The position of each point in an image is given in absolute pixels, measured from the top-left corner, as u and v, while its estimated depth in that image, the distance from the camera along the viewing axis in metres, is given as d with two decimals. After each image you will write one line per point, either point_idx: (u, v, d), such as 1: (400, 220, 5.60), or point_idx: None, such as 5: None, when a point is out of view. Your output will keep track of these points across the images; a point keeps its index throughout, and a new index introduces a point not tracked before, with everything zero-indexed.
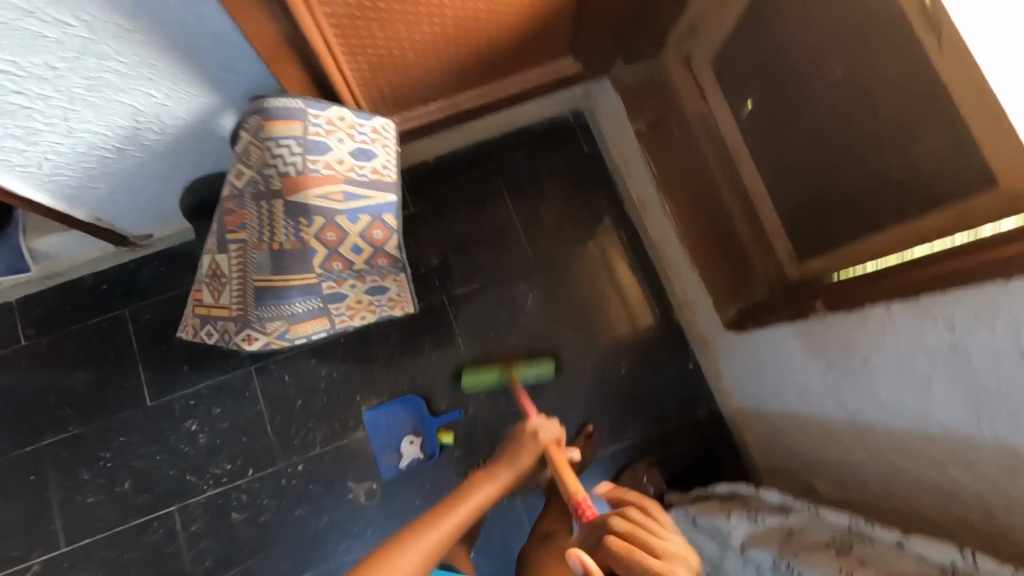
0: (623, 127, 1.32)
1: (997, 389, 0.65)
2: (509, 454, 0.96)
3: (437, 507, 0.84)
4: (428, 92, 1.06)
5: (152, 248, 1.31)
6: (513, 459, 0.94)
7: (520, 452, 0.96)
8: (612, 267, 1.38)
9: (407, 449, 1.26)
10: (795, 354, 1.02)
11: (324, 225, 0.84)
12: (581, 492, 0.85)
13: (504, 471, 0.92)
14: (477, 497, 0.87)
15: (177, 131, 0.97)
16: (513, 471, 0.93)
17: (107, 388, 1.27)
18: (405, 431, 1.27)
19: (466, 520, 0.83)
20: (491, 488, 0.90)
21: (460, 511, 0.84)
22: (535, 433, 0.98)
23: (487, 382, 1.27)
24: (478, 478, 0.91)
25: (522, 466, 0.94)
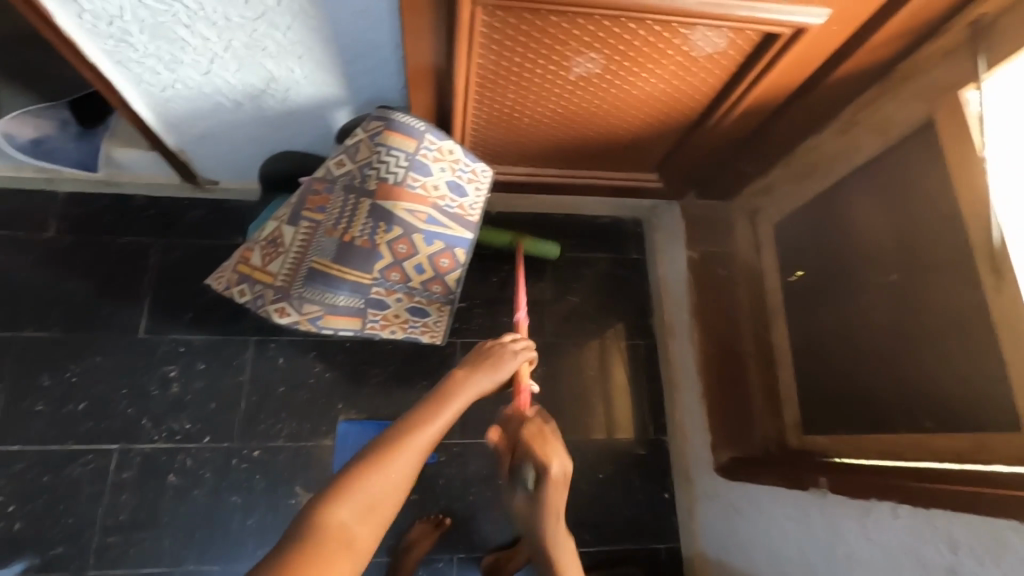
0: (675, 249, 1.39)
1: None
2: (481, 359, 0.81)
3: (405, 423, 0.65)
4: (524, 155, 1.14)
5: (210, 194, 1.35)
6: (493, 367, 0.80)
7: (490, 359, 0.82)
8: (623, 371, 1.40)
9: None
10: (778, 519, 0.97)
11: (399, 237, 0.88)
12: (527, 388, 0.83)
13: (478, 380, 0.77)
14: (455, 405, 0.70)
15: (295, 106, 1.03)
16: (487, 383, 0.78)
17: (107, 306, 1.26)
18: None
19: (444, 430, 0.67)
20: (466, 399, 0.73)
21: (433, 426, 0.66)
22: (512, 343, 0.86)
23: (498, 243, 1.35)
24: (450, 389, 0.73)
25: (503, 373, 0.81)
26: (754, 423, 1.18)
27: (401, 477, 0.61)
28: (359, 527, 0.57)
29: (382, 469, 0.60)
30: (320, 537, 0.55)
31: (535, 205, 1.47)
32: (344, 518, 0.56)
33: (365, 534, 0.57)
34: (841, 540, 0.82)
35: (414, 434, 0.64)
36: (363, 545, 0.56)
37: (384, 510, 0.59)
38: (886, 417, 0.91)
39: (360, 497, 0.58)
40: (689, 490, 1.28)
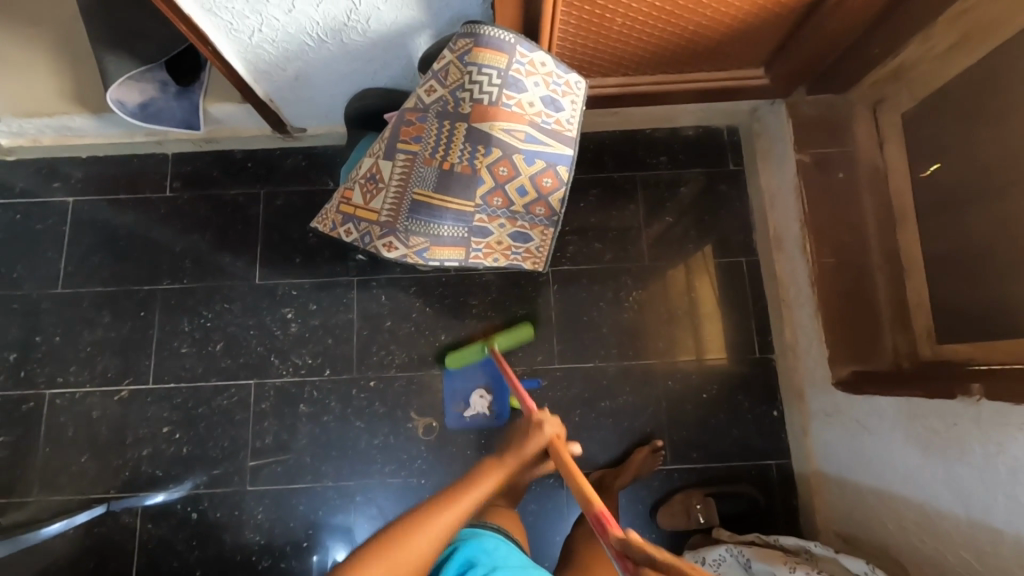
0: (780, 155, 1.26)
1: None
2: (510, 444, 0.81)
3: (424, 505, 0.72)
4: (615, 63, 1.06)
5: (300, 142, 1.39)
6: (516, 452, 0.80)
7: (522, 437, 0.82)
8: (722, 291, 1.35)
9: (475, 402, 1.28)
10: (914, 431, 0.92)
11: (499, 159, 0.86)
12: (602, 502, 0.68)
13: (511, 458, 0.79)
14: (479, 489, 0.75)
15: (377, 39, 1.00)
16: (516, 463, 0.79)
17: (225, 255, 1.36)
18: (477, 385, 1.30)
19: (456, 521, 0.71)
20: (490, 485, 0.76)
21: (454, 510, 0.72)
22: (538, 422, 0.83)
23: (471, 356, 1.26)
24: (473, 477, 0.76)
25: (528, 453, 0.80)
26: (879, 335, 1.10)
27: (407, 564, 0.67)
28: None
29: (401, 552, 0.67)
30: None
31: (621, 121, 1.39)
32: None
33: None
34: (1000, 448, 0.76)
35: (431, 519, 0.70)
36: None
37: None
38: None
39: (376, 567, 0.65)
40: (802, 410, 1.23)
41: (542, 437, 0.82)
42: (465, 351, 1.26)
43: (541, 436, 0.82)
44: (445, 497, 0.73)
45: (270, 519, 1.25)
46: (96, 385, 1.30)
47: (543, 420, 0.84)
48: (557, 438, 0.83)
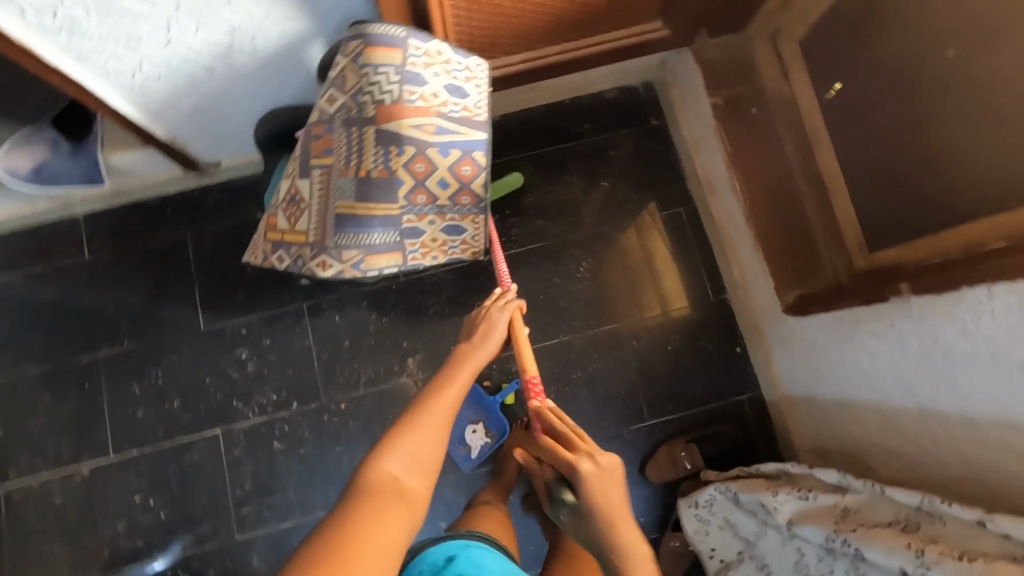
0: (698, 102, 1.29)
1: None
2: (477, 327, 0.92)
3: (421, 398, 0.76)
4: (515, 40, 1.05)
5: (217, 177, 1.33)
6: (485, 335, 0.91)
7: (486, 322, 0.93)
8: (667, 243, 1.37)
9: (473, 435, 1.26)
10: (860, 340, 0.96)
11: (414, 156, 0.83)
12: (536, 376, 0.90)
13: (483, 340, 0.90)
14: (466, 370, 0.82)
15: (267, 57, 0.97)
16: (491, 345, 0.90)
17: (163, 308, 1.30)
18: (466, 421, 1.27)
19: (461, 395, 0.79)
20: (477, 360, 0.86)
21: (451, 390, 0.78)
22: (499, 305, 0.95)
23: None
24: (459, 360, 0.85)
25: (498, 334, 0.92)
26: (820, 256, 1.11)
27: (433, 433, 0.72)
28: (405, 476, 0.66)
29: (422, 428, 0.71)
30: (372, 486, 0.63)
31: (538, 97, 1.39)
32: (393, 471, 0.66)
33: (417, 478, 0.66)
34: (934, 338, 0.80)
35: (439, 399, 0.76)
36: (412, 493, 0.65)
37: (426, 459, 0.69)
38: (966, 210, 0.83)
39: (406, 447, 0.68)
40: (763, 342, 1.27)
41: (507, 318, 0.94)
42: None
43: (501, 316, 0.93)
44: (438, 387, 0.78)
45: (267, 562, 1.22)
46: (52, 469, 1.23)
47: (500, 302, 0.96)
48: (518, 313, 0.95)
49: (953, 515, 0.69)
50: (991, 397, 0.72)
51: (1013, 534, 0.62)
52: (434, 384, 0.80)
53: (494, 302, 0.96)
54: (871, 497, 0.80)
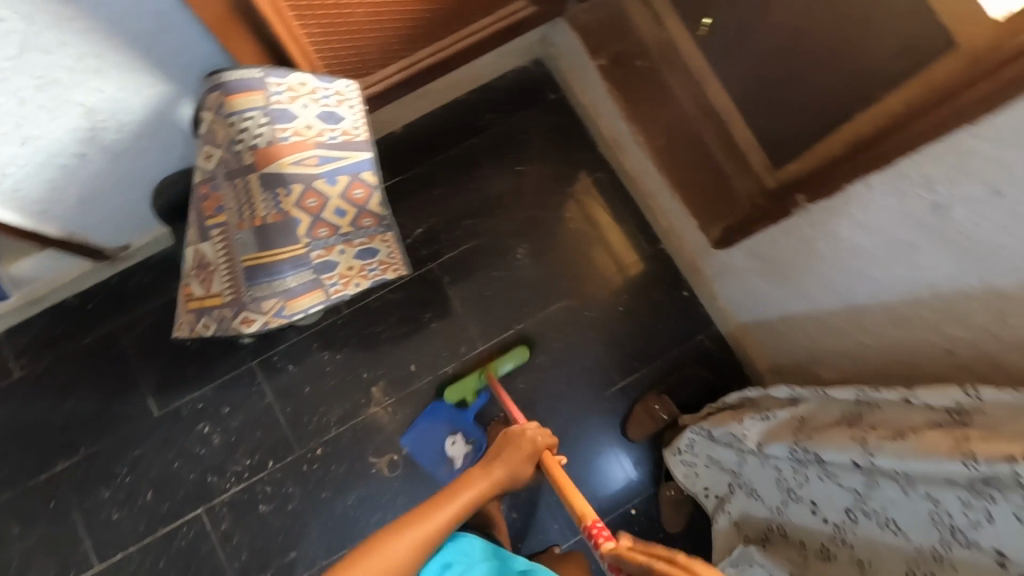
0: (586, 66, 1.31)
1: (972, 237, 0.63)
2: (501, 454, 0.88)
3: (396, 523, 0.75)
4: (387, 51, 1.04)
5: (132, 260, 1.30)
6: (505, 461, 0.86)
7: (508, 449, 0.88)
8: (595, 210, 1.39)
9: (454, 450, 1.25)
10: (776, 258, 0.99)
11: (303, 192, 0.82)
12: (589, 514, 0.81)
13: (496, 470, 0.85)
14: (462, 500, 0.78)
15: (136, 129, 0.94)
16: (510, 472, 0.85)
17: (112, 405, 1.26)
18: (444, 437, 1.26)
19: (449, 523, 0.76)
20: (486, 487, 0.82)
21: (431, 522, 0.75)
22: (529, 434, 0.91)
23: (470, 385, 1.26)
24: (462, 487, 0.81)
25: (518, 464, 0.87)
26: (733, 185, 1.13)
27: (391, 564, 0.71)
28: None
29: (384, 553, 0.71)
30: None
31: (433, 100, 1.39)
32: None
33: None
34: (838, 238, 0.83)
35: (421, 524, 0.74)
36: None
37: None
38: (839, 113, 0.88)
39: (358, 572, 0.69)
40: (704, 280, 1.30)
41: (531, 449, 0.89)
42: (462, 383, 1.25)
43: (528, 446, 0.89)
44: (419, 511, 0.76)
45: None
46: None
47: (528, 433, 0.92)
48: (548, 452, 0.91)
49: (883, 400, 0.71)
50: (897, 280, 0.76)
51: (931, 402, 0.65)
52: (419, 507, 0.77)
53: (521, 432, 0.91)
54: (820, 400, 0.83)
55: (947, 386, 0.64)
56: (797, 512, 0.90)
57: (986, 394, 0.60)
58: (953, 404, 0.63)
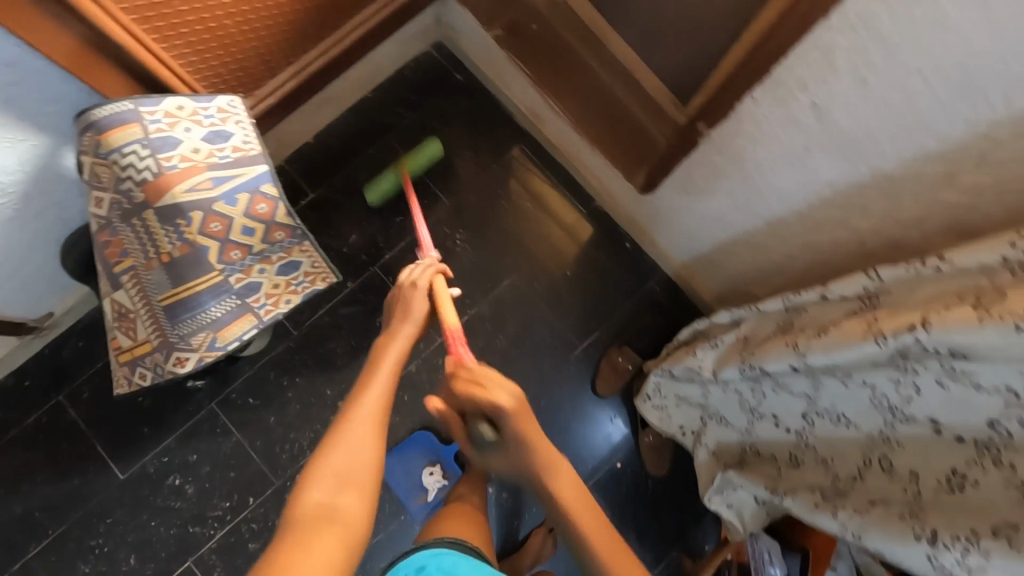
0: (485, 39, 1.29)
1: (855, 128, 0.67)
2: (398, 309, 0.87)
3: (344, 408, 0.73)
4: (271, 59, 1.00)
5: (61, 327, 1.24)
6: (407, 312, 0.85)
7: (403, 302, 0.87)
8: (525, 181, 1.39)
9: (430, 481, 1.22)
10: (694, 191, 1.01)
11: (205, 218, 0.77)
12: (453, 326, 0.81)
13: (404, 322, 0.85)
14: (391, 359, 0.80)
15: (21, 190, 0.89)
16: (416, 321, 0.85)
17: (73, 478, 1.21)
18: (422, 466, 1.23)
19: (389, 388, 0.77)
20: (402, 344, 0.83)
21: (377, 386, 0.76)
22: (411, 282, 0.88)
23: (388, 185, 1.29)
24: (381, 351, 0.81)
25: (417, 305, 0.85)
26: (644, 127, 1.11)
27: (357, 441, 0.69)
28: (335, 499, 0.64)
29: (345, 436, 0.69)
30: (299, 521, 0.61)
31: (340, 103, 1.36)
32: (320, 499, 0.63)
33: (350, 496, 0.65)
34: (742, 158, 0.85)
35: (363, 399, 0.74)
36: (349, 514, 0.63)
37: (356, 471, 0.67)
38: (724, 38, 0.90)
39: (331, 466, 0.66)
40: (641, 228, 1.32)
41: (422, 286, 0.87)
42: (380, 181, 1.29)
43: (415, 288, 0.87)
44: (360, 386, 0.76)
45: None
46: None
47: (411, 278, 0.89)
48: (433, 279, 0.88)
49: (805, 302, 0.73)
50: (801, 185, 0.79)
51: (845, 293, 0.67)
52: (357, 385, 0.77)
53: (405, 281, 0.89)
54: (757, 316, 0.85)
55: (854, 274, 0.66)
56: (763, 427, 0.94)
57: (885, 275, 0.63)
58: (862, 291, 0.65)
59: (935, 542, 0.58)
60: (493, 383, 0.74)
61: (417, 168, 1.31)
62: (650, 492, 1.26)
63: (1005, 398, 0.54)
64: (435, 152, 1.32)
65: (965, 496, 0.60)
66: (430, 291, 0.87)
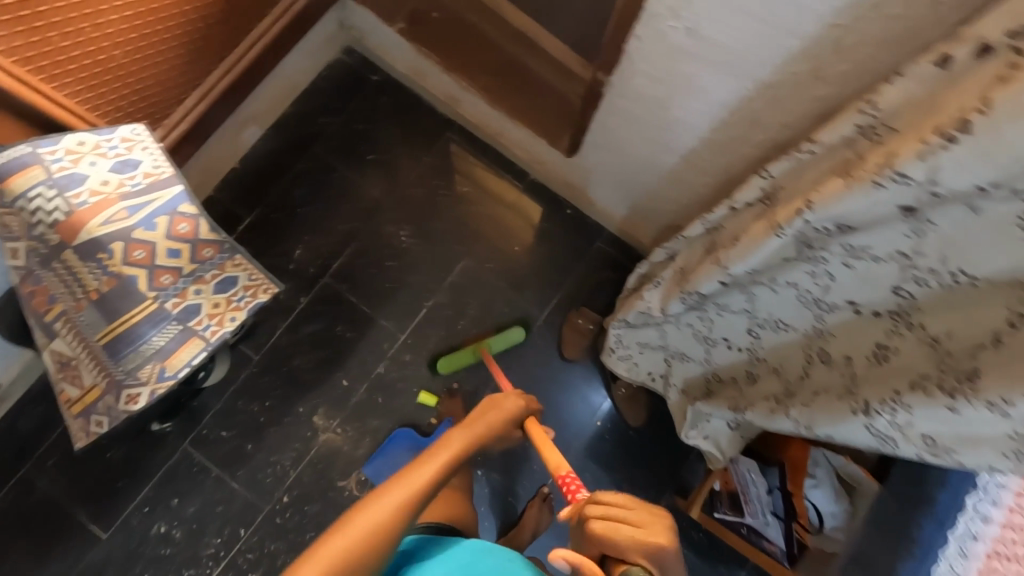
0: (390, 35, 1.30)
1: (731, 45, 0.71)
2: (480, 412, 0.85)
3: (376, 490, 0.71)
4: (174, 85, 1.00)
5: (12, 399, 1.20)
6: (484, 416, 0.84)
7: (493, 410, 0.86)
8: (458, 167, 1.40)
9: None
10: (612, 141, 1.04)
11: (127, 247, 0.76)
12: (563, 464, 0.83)
13: (478, 423, 0.83)
14: (452, 454, 0.76)
15: None
16: (492, 424, 0.84)
17: (53, 549, 1.17)
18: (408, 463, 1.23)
19: (432, 484, 0.73)
20: (465, 441, 0.79)
21: (418, 478, 0.73)
22: (510, 397, 0.89)
23: (462, 362, 1.27)
24: (441, 446, 0.77)
25: (500, 418, 0.86)
26: (561, 94, 1.18)
27: (376, 530, 0.67)
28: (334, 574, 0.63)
29: (368, 514, 0.68)
30: None
31: (259, 123, 1.35)
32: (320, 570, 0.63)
33: None
34: (644, 98, 0.88)
35: (400, 487, 0.71)
36: None
37: (363, 555, 0.66)
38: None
39: (340, 543, 0.66)
40: (578, 191, 1.35)
41: (513, 407, 0.88)
42: (456, 356, 1.27)
43: (509, 405, 0.88)
44: (401, 477, 0.73)
45: None
46: None
47: (512, 399, 0.89)
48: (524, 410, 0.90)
49: (717, 219, 0.76)
50: (703, 112, 0.83)
51: (748, 200, 0.71)
52: (402, 470, 0.74)
53: (499, 395, 0.90)
54: (685, 245, 0.87)
55: (751, 179, 0.70)
56: (718, 351, 0.97)
57: (775, 170, 0.66)
58: (762, 192, 0.69)
59: (868, 411, 0.62)
60: (643, 520, 0.67)
61: (496, 350, 1.29)
62: (634, 442, 1.29)
63: (899, 263, 0.59)
64: (516, 337, 1.30)
65: (890, 364, 0.64)
66: (518, 412, 0.89)
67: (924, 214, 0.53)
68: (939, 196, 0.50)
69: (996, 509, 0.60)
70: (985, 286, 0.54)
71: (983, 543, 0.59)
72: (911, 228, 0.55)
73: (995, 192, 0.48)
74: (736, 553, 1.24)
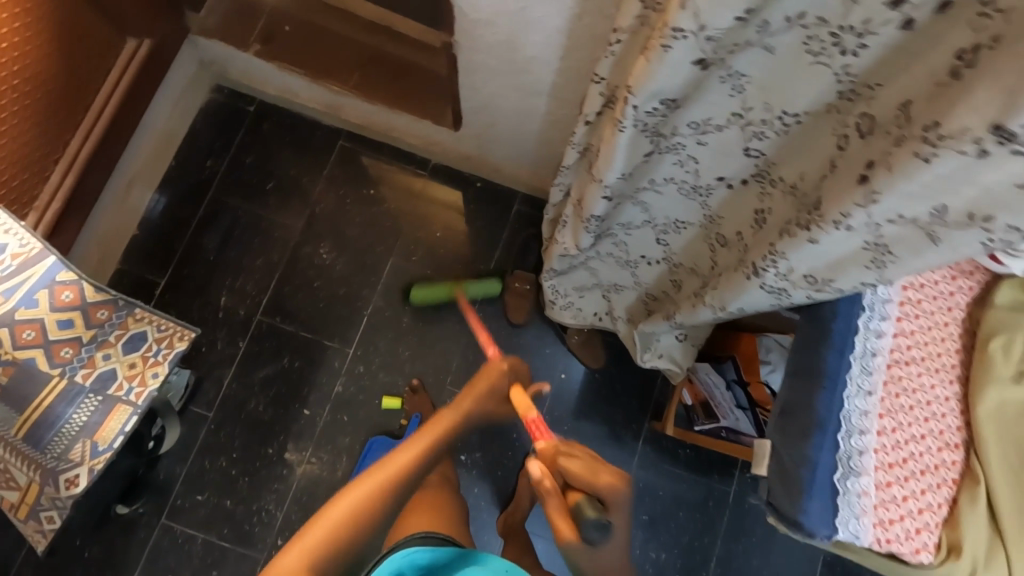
0: (247, 61, 1.27)
1: None
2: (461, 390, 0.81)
3: (349, 483, 0.72)
4: (33, 163, 0.97)
5: None
6: (467, 393, 0.80)
7: (478, 377, 0.81)
8: (359, 172, 1.39)
9: None
10: (484, 101, 1.05)
11: (13, 330, 0.75)
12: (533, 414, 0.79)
13: (460, 402, 0.80)
14: (427, 439, 0.76)
15: None
16: (472, 403, 0.80)
17: None
18: None
19: (401, 478, 0.73)
20: (436, 431, 0.77)
21: (386, 472, 0.73)
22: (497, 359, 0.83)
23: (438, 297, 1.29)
24: (416, 437, 0.77)
25: (484, 395, 0.81)
26: (428, 68, 1.20)
27: (342, 527, 0.68)
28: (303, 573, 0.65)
29: (336, 510, 0.69)
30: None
31: (145, 183, 1.31)
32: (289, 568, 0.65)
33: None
34: (492, 48, 0.90)
35: (367, 479, 0.72)
36: None
37: (330, 552, 0.67)
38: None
39: (308, 543, 0.67)
40: (481, 163, 1.36)
41: (499, 379, 0.81)
42: (432, 292, 1.29)
43: (494, 375, 0.81)
44: (377, 467, 0.73)
45: None
46: None
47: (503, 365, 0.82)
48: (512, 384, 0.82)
49: (584, 138, 0.78)
50: (547, 43, 0.84)
51: (598, 109, 0.73)
52: (380, 459, 0.75)
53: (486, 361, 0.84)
54: (573, 175, 0.87)
55: (590, 89, 0.71)
56: (643, 269, 1.00)
57: (603, 71, 0.67)
58: (603, 96, 0.71)
59: (758, 272, 0.68)
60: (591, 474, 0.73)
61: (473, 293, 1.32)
62: (601, 383, 1.31)
63: (737, 124, 0.64)
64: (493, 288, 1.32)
65: (768, 223, 0.71)
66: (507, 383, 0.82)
67: (726, 65, 0.57)
68: (714, 40, 0.53)
69: (885, 322, 0.69)
70: (808, 118, 0.60)
71: (881, 355, 0.68)
72: (731, 86, 0.60)
73: (761, 21, 0.52)
74: (724, 458, 1.28)
